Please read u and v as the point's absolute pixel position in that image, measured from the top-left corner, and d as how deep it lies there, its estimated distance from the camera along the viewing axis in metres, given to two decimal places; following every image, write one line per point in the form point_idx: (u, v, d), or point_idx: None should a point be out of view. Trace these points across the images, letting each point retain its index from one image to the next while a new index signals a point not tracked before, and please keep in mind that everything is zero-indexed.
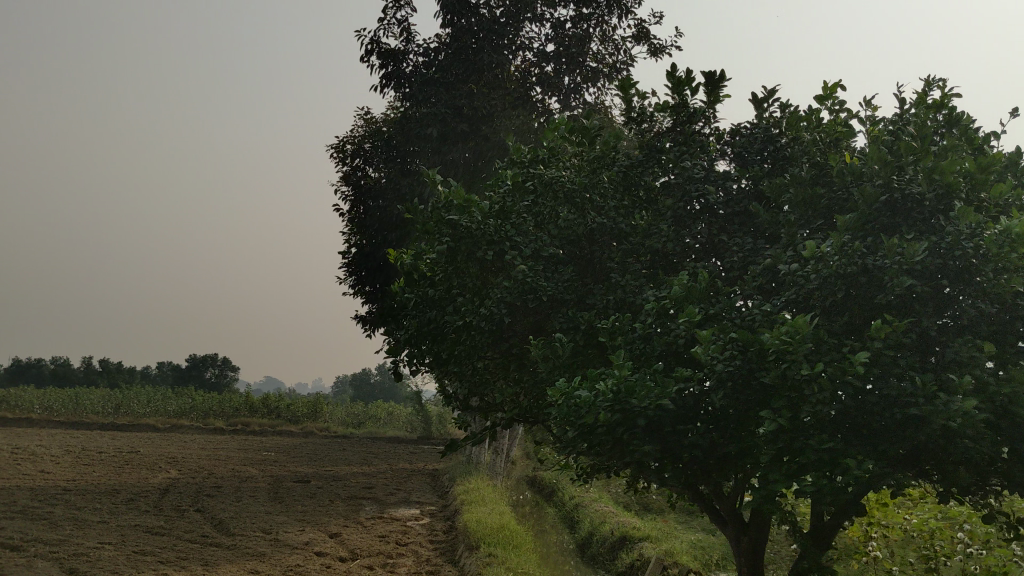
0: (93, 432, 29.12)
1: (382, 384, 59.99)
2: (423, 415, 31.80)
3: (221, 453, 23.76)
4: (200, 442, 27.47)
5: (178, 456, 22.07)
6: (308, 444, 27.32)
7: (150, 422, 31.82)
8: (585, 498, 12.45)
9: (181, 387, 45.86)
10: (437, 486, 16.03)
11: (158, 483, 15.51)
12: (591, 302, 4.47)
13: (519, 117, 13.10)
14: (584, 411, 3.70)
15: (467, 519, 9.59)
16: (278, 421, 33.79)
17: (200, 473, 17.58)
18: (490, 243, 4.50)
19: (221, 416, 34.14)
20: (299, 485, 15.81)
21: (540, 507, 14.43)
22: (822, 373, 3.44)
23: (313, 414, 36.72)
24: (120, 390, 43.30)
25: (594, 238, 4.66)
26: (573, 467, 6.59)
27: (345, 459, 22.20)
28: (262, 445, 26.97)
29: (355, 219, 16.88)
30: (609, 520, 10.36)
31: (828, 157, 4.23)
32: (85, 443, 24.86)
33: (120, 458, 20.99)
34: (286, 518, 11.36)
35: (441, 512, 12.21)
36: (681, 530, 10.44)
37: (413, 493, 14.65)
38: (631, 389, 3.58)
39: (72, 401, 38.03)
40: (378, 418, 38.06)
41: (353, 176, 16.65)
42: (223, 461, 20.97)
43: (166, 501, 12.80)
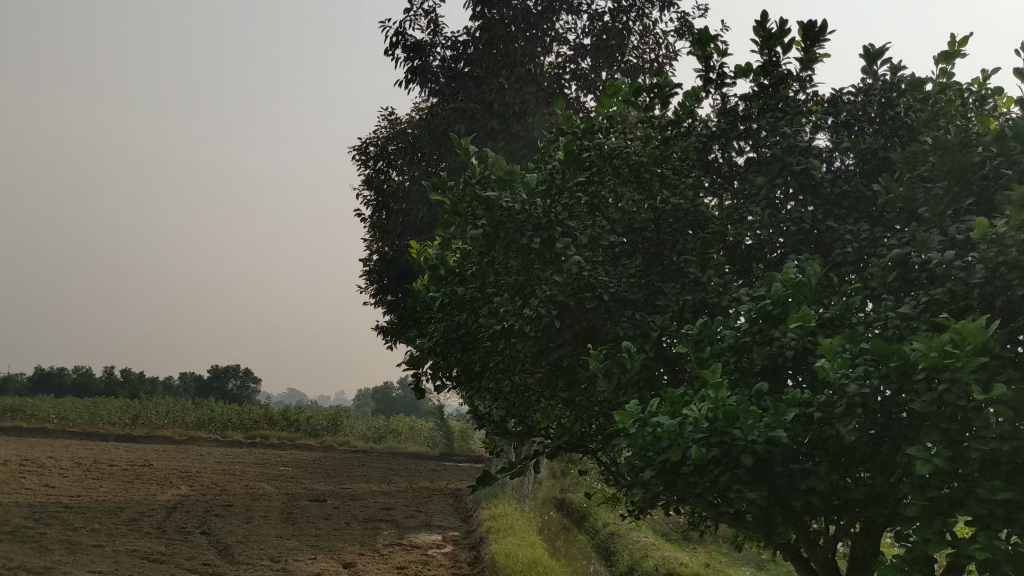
0: (108, 444, 28.39)
1: (404, 398, 59.43)
2: (446, 431, 31.03)
3: (237, 467, 23.03)
4: (217, 455, 26.71)
5: (192, 470, 21.33)
6: (327, 459, 26.54)
7: (166, 435, 31.17)
8: (620, 529, 11.52)
9: (201, 399, 45.23)
10: (460, 508, 15.14)
11: (166, 501, 14.71)
12: (662, 305, 3.57)
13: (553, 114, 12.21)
14: (667, 444, 2.78)
15: (495, 552, 8.68)
16: (297, 434, 33.03)
17: (212, 490, 16.76)
18: (538, 229, 3.58)
19: (240, 429, 33.45)
20: (316, 505, 14.95)
21: (570, 534, 13.53)
22: (1000, 400, 2.52)
23: (334, 428, 35.94)
24: (139, 401, 42.78)
25: (666, 225, 3.75)
26: (621, 499, 5.67)
27: (363, 476, 21.37)
28: (279, 460, 26.21)
29: (378, 225, 16.07)
30: (651, 554, 9.47)
31: (975, 122, 3.30)
32: (98, 456, 24.10)
33: (131, 471, 20.19)
34: (297, 544, 10.51)
35: (465, 539, 11.32)
36: (730, 566, 9.51)
37: (436, 516, 13.77)
38: (731, 415, 2.67)
39: (89, 410, 37.47)
40: (399, 433, 37.26)
41: (376, 180, 15.84)
42: (237, 477, 20.16)
43: (170, 522, 11.96)
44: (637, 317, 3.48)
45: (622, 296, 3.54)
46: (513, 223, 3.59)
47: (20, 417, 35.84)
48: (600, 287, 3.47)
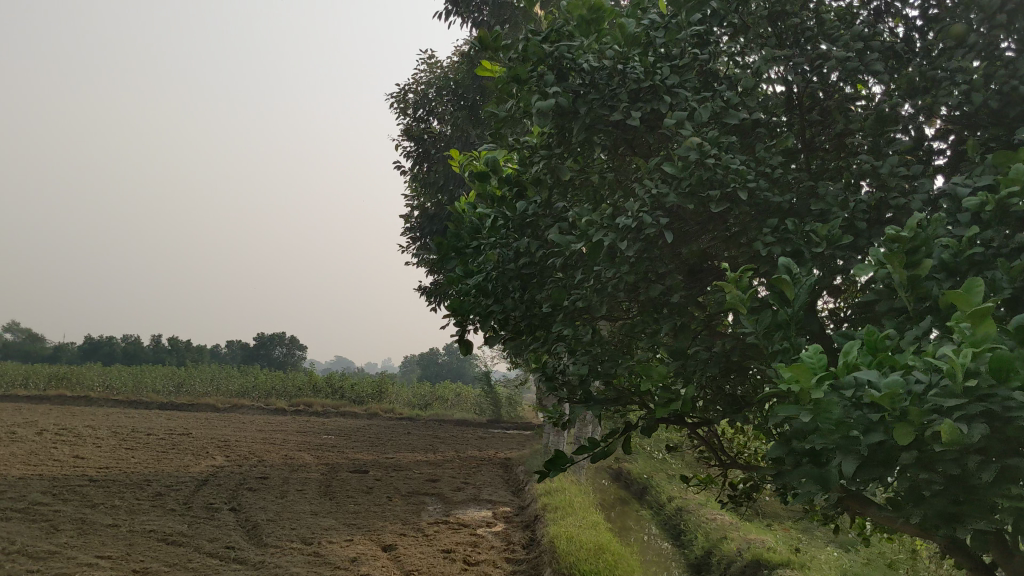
0: (150, 413, 27.82)
1: (450, 365, 58.84)
2: (494, 397, 30.14)
3: (279, 436, 22.24)
4: (258, 424, 26.02)
5: (233, 440, 20.56)
6: (372, 427, 25.78)
7: (210, 404, 30.61)
8: (689, 506, 10.45)
9: (246, 368, 44.84)
10: (511, 480, 14.15)
11: (198, 473, 13.87)
12: (820, 212, 2.42)
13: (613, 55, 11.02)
14: (883, 414, 1.66)
15: (553, 536, 7.63)
16: (340, 401, 32.32)
17: (249, 461, 15.90)
18: (637, 100, 2.45)
19: (283, 397, 32.80)
20: (355, 476, 14.01)
21: (630, 508, 12.48)
22: None
23: (379, 395, 35.20)
24: (183, 370, 42.44)
25: (823, 98, 2.60)
26: (719, 482, 4.54)
27: (407, 444, 20.48)
28: (323, 428, 25.46)
29: (419, 178, 15.05)
30: (731, 534, 8.38)
31: None
32: (136, 425, 23.46)
33: (168, 441, 19.45)
34: (332, 522, 9.55)
35: (519, 516, 10.29)
36: (821, 547, 8.40)
37: (485, 489, 12.76)
38: (1006, 365, 1.53)
39: (133, 378, 37.09)
40: (445, 400, 36.45)
41: (416, 130, 14.76)
42: (278, 446, 19.38)
43: (198, 496, 11.08)
44: (786, 228, 2.35)
45: (764, 199, 2.40)
46: (601, 93, 2.46)
47: (64, 386, 35.47)
48: (732, 182, 2.33)
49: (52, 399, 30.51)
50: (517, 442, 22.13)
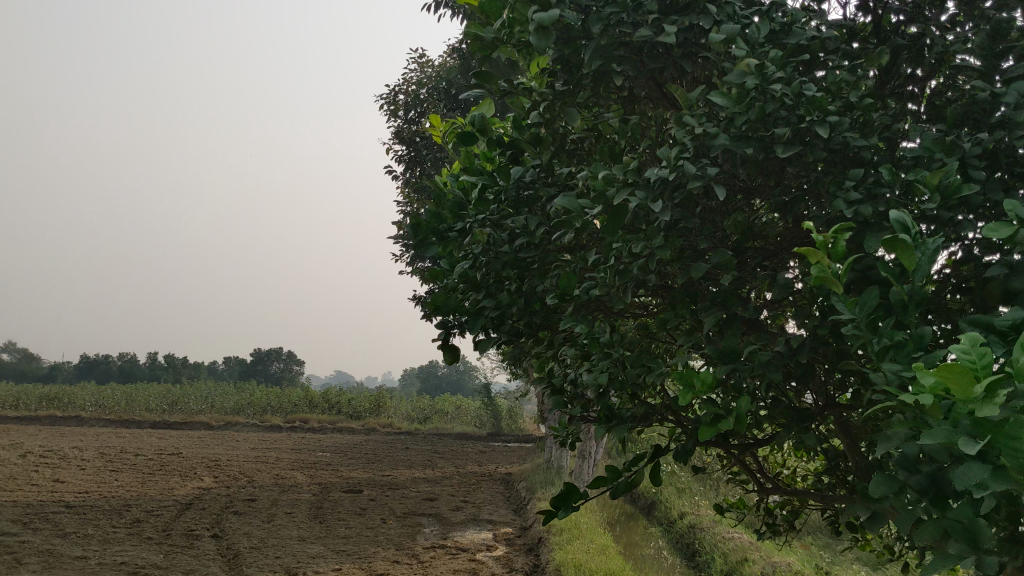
0: (142, 432, 27.14)
1: (449, 379, 58.17)
2: (495, 410, 29.51)
3: (273, 454, 21.57)
4: (251, 442, 25.30)
5: (224, 459, 19.88)
6: (369, 443, 25.13)
7: (203, 421, 29.92)
8: (703, 523, 9.82)
9: (241, 384, 44.11)
10: (512, 497, 13.50)
11: (183, 495, 13.20)
12: (919, 159, 1.82)
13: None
14: None
15: (559, 562, 7.00)
16: (337, 417, 31.65)
17: (239, 482, 15.22)
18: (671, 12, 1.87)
19: (279, 414, 32.12)
20: (349, 496, 13.34)
21: (640, 526, 11.86)
22: None
23: (377, 410, 34.51)
24: (177, 388, 41.73)
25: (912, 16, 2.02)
26: (755, 505, 3.89)
27: (405, 461, 19.78)
28: (318, 445, 24.79)
29: (412, 182, 14.48)
30: (752, 555, 7.75)
31: None
32: (125, 445, 22.75)
33: (157, 461, 18.76)
34: (320, 548, 8.91)
35: (521, 538, 9.67)
36: (848, 568, 7.76)
37: (485, 507, 12.12)
38: None
39: (126, 397, 36.40)
40: (445, 414, 35.81)
41: (408, 132, 14.20)
42: (271, 465, 18.68)
43: (179, 522, 10.43)
44: (883, 178, 1.73)
45: (845, 143, 1.80)
46: (623, 7, 1.88)
47: (55, 407, 34.73)
48: (806, 115, 1.72)
49: (43, 420, 29.85)
50: (518, 455, 21.46)
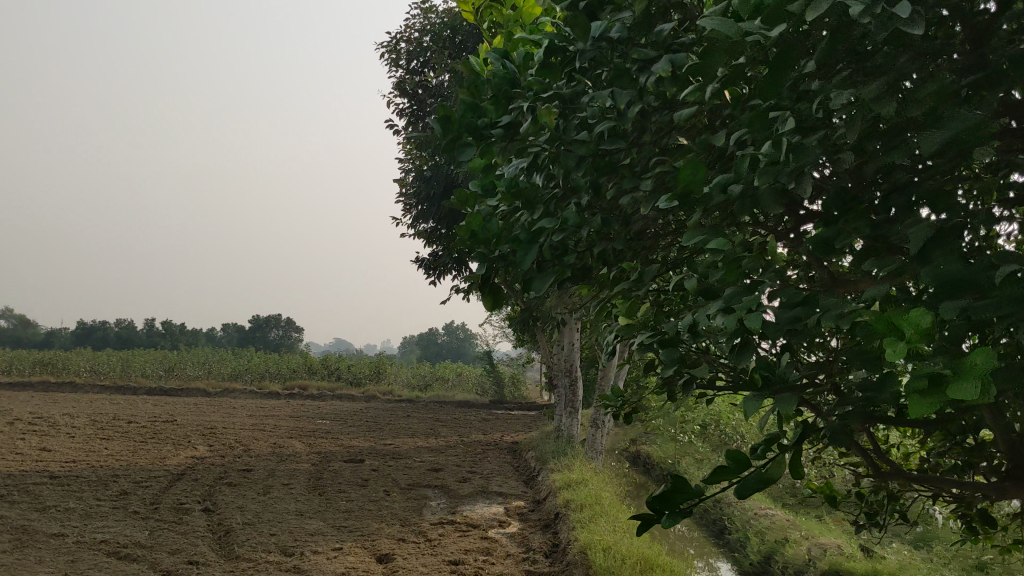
0: (136, 399, 26.43)
1: (449, 346, 57.49)
2: (497, 377, 28.87)
3: (269, 422, 20.89)
4: (248, 409, 24.61)
5: (219, 428, 19.20)
6: (369, 411, 24.49)
7: (199, 388, 29.23)
8: (731, 498, 9.19)
9: (238, 351, 43.37)
10: (520, 467, 12.87)
11: (175, 465, 12.52)
12: None
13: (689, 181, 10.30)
14: None
15: (583, 543, 6.35)
16: (336, 384, 30.99)
17: (235, 451, 14.55)
18: None
19: (276, 380, 31.43)
20: (349, 466, 12.69)
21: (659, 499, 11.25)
22: None
23: (377, 377, 33.82)
24: (172, 355, 40.98)
25: None
26: (859, 490, 3.19)
27: (406, 429, 19.11)
28: (316, 412, 24.13)
29: (415, 136, 13.73)
30: (793, 535, 7.11)
31: None
32: (117, 412, 22.05)
33: (149, 430, 18.07)
34: (319, 524, 8.23)
35: (536, 513, 9.02)
36: (897, 548, 7.12)
37: (494, 478, 11.47)
38: None
39: (120, 363, 35.65)
40: (446, 381, 35.19)
41: (411, 83, 13.44)
42: (270, 433, 18.02)
43: (169, 494, 9.76)
44: None
45: None
46: None
47: (48, 374, 33.99)
48: None
49: (34, 387, 29.12)
50: (523, 423, 20.79)
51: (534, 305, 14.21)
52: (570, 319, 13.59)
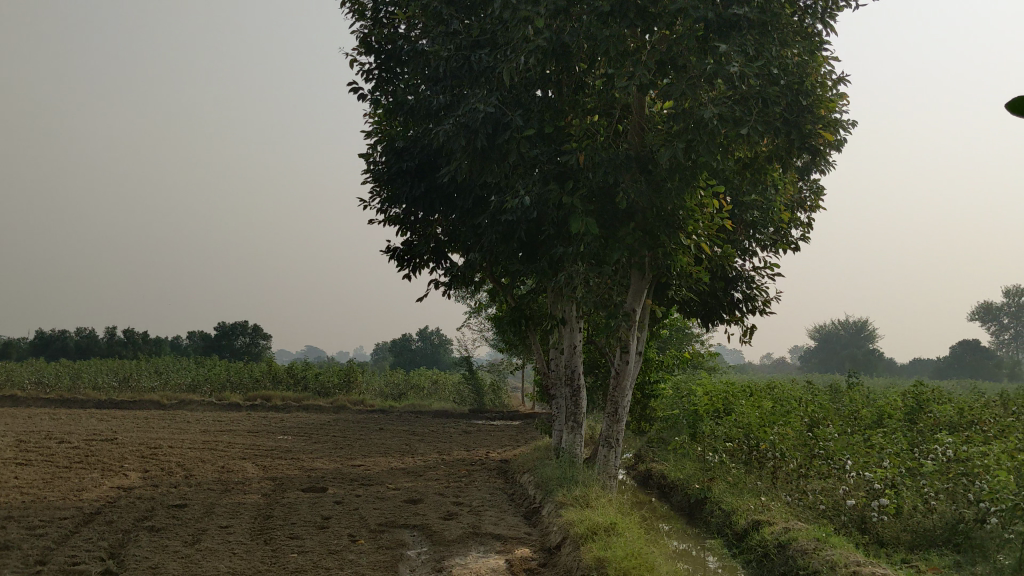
0: (79, 415, 23.88)
1: (422, 353, 55.31)
2: (475, 384, 26.76)
3: (224, 438, 18.52)
4: (203, 424, 22.11)
5: (162, 446, 16.82)
6: (337, 424, 22.22)
7: (152, 402, 26.70)
8: (804, 542, 7.09)
9: (199, 359, 40.72)
10: (516, 494, 10.72)
11: (92, 501, 10.18)
12: None
13: (732, 137, 8.28)
14: None
15: None
16: (303, 395, 28.68)
17: (173, 479, 12.22)
18: None
19: (239, 392, 29.01)
20: (308, 498, 10.44)
21: (690, 540, 9.15)
22: None
23: (346, 386, 31.37)
24: (129, 364, 38.37)
25: None
26: None
27: (377, 446, 16.85)
28: (279, 426, 21.78)
29: (384, 101, 11.56)
30: None
31: None
32: (53, 430, 19.54)
33: (78, 451, 15.63)
34: None
35: (550, 571, 6.85)
36: None
37: (487, 513, 9.28)
38: None
39: (68, 374, 32.97)
40: (421, 388, 33.06)
41: (376, 36, 11.27)
42: (220, 454, 15.63)
43: (67, 549, 7.46)
44: None
45: None
46: None
47: None
48: None
49: None
50: (507, 437, 18.56)
51: (526, 301, 12.13)
52: (570, 316, 11.51)
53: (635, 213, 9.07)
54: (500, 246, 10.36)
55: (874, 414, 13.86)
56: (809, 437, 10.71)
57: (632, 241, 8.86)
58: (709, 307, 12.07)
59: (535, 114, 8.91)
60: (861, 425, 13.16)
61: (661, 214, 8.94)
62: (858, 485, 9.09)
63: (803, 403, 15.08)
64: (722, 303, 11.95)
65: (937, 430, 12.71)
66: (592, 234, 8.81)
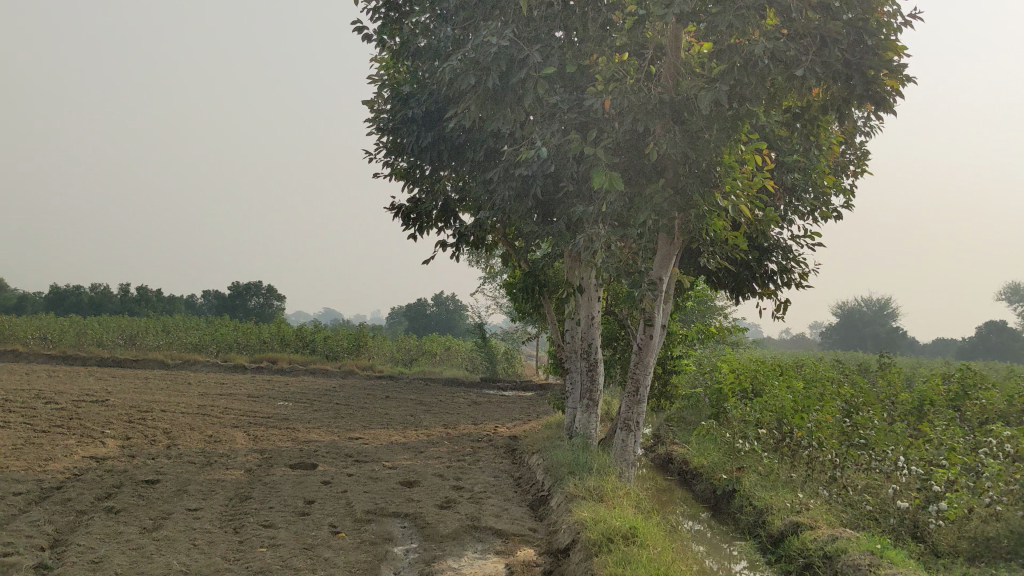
0: (76, 372, 23.03)
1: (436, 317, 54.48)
2: (488, 351, 25.84)
3: (221, 403, 17.60)
4: (204, 386, 21.21)
5: (154, 410, 15.90)
6: (342, 390, 21.31)
7: (154, 361, 25.87)
8: (857, 556, 6.06)
9: (208, 318, 39.92)
10: (523, 479, 9.71)
11: (56, 472, 9.22)
12: None
13: (783, 82, 7.17)
14: None
15: None
16: (311, 359, 27.80)
17: (154, 448, 11.25)
18: None
19: (244, 353, 28.13)
20: (295, 477, 9.45)
21: (717, 540, 8.11)
22: None
23: (356, 350, 30.44)
24: (137, 321, 37.58)
25: None
26: None
27: (381, 416, 15.88)
28: (281, 391, 20.86)
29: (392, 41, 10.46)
30: None
31: None
32: (44, 388, 18.67)
33: (62, 413, 14.71)
34: None
35: None
36: None
37: (490, 502, 8.27)
38: None
39: (72, 330, 32.14)
40: (433, 354, 32.18)
41: None
42: (214, 420, 14.70)
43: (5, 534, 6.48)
44: None
45: None
46: None
47: None
48: None
49: None
50: (519, 410, 17.58)
51: (540, 267, 11.07)
52: (589, 284, 10.43)
53: (666, 169, 7.98)
54: (513, 204, 9.30)
55: (914, 399, 12.80)
56: (849, 425, 9.65)
57: (661, 201, 7.78)
58: (741, 278, 10.96)
59: (556, 52, 7.82)
60: (900, 412, 12.09)
61: (696, 171, 7.85)
62: (909, 484, 8.03)
63: (836, 384, 14.01)
64: (756, 275, 10.85)
65: (985, 419, 11.62)
66: (617, 190, 7.74)
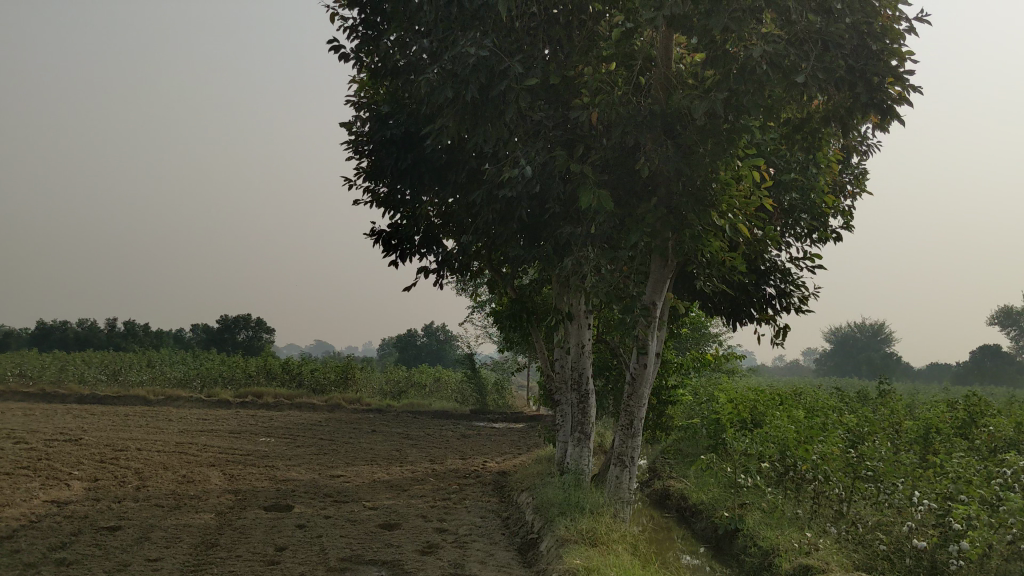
0: (54, 410, 22.38)
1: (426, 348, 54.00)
2: (478, 382, 25.32)
3: (200, 440, 17.00)
4: (185, 423, 20.59)
5: (129, 449, 15.29)
6: (327, 424, 20.73)
7: (136, 397, 25.22)
8: None
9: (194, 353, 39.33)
10: (512, 519, 9.13)
11: (11, 519, 8.62)
12: None
13: (782, 90, 6.71)
14: None
15: None
16: (297, 392, 27.20)
17: (121, 491, 10.63)
18: None
19: (229, 388, 27.53)
20: (269, 520, 8.86)
21: None
22: None
23: (343, 383, 29.85)
24: (120, 357, 36.93)
25: None
26: None
27: (365, 452, 15.28)
28: (265, 426, 20.27)
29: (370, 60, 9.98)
30: None
31: None
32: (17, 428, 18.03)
33: (31, 453, 14.08)
34: None
35: None
36: None
37: (476, 545, 7.69)
38: None
39: (54, 366, 31.49)
40: (422, 386, 31.62)
41: None
42: (190, 459, 14.09)
43: None
44: None
45: None
46: None
47: None
48: None
49: None
50: (509, 443, 17.01)
51: (528, 294, 10.56)
52: (579, 310, 9.91)
53: (658, 187, 7.49)
54: (497, 227, 8.79)
55: (918, 426, 12.28)
56: (855, 456, 9.11)
57: (654, 220, 7.28)
58: (738, 303, 10.46)
59: (539, 63, 7.36)
60: (905, 440, 11.56)
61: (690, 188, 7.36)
62: (924, 520, 7.49)
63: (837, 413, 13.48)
64: (754, 299, 10.35)
65: (994, 447, 11.10)
66: (606, 209, 7.23)
